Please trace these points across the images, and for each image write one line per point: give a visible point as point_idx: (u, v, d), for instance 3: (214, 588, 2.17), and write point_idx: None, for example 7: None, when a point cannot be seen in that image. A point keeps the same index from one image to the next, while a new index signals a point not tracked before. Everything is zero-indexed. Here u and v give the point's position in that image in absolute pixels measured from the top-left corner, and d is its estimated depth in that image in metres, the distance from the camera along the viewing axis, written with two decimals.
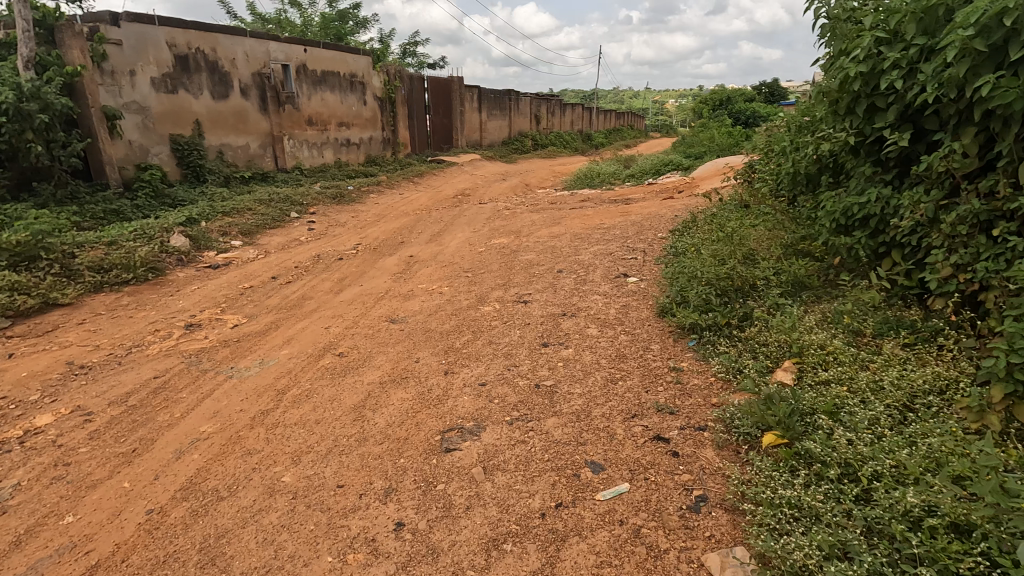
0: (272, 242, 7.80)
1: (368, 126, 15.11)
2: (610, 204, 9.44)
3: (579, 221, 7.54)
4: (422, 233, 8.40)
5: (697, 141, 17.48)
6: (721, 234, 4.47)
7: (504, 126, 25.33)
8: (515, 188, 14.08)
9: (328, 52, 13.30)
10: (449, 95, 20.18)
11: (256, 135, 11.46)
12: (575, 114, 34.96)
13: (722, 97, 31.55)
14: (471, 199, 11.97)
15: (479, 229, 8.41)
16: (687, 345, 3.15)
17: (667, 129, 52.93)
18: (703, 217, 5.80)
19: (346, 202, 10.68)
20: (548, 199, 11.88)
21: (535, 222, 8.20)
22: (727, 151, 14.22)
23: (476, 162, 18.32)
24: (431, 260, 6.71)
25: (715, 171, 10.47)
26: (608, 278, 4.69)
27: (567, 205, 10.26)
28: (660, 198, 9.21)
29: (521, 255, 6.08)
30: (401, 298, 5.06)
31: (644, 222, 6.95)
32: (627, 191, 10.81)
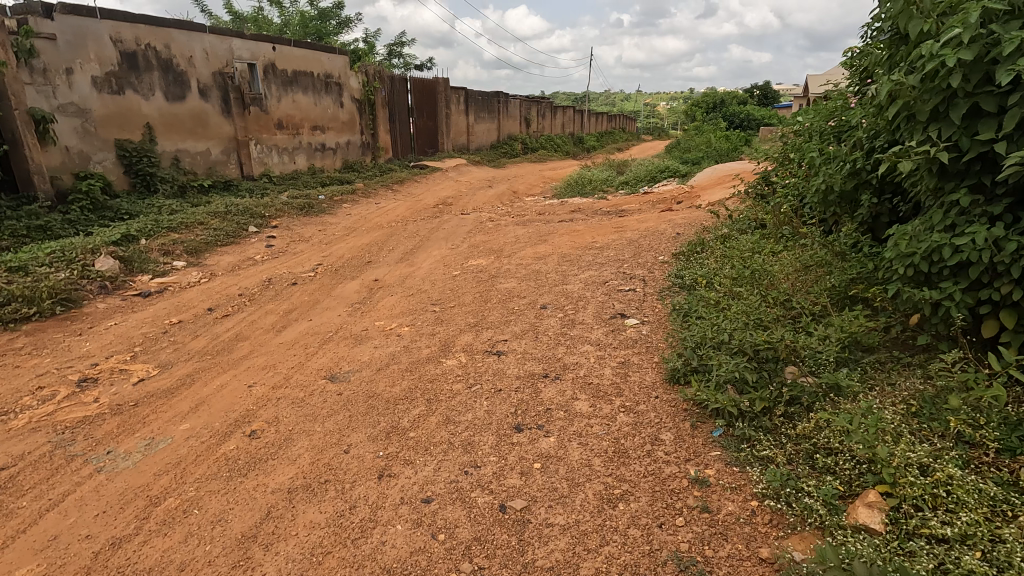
0: (221, 262, 6.89)
1: (345, 129, 14.22)
2: (603, 217, 8.60)
3: (568, 239, 6.68)
4: (393, 250, 7.52)
5: (693, 145, 16.73)
6: (740, 267, 3.64)
7: (492, 129, 24.51)
8: (501, 197, 13.21)
9: (299, 50, 12.39)
10: (434, 97, 19.32)
11: (218, 140, 10.54)
12: (566, 117, 34.24)
13: (715, 100, 30.91)
14: (453, 209, 11.10)
15: (458, 246, 7.56)
16: (712, 438, 2.30)
17: (659, 131, 52.34)
18: (712, 240, 4.97)
19: (315, 213, 9.78)
20: (536, 209, 11.03)
21: (519, 238, 7.33)
22: (725, 157, 13.44)
23: (462, 167, 17.44)
24: (398, 286, 5.83)
25: (716, 180, 9.66)
26: (601, 319, 3.83)
27: (556, 217, 9.43)
28: (658, 210, 8.37)
29: (500, 283, 5.21)
30: (351, 341, 4.17)
31: (642, 241, 6.10)
32: (621, 201, 9.97)
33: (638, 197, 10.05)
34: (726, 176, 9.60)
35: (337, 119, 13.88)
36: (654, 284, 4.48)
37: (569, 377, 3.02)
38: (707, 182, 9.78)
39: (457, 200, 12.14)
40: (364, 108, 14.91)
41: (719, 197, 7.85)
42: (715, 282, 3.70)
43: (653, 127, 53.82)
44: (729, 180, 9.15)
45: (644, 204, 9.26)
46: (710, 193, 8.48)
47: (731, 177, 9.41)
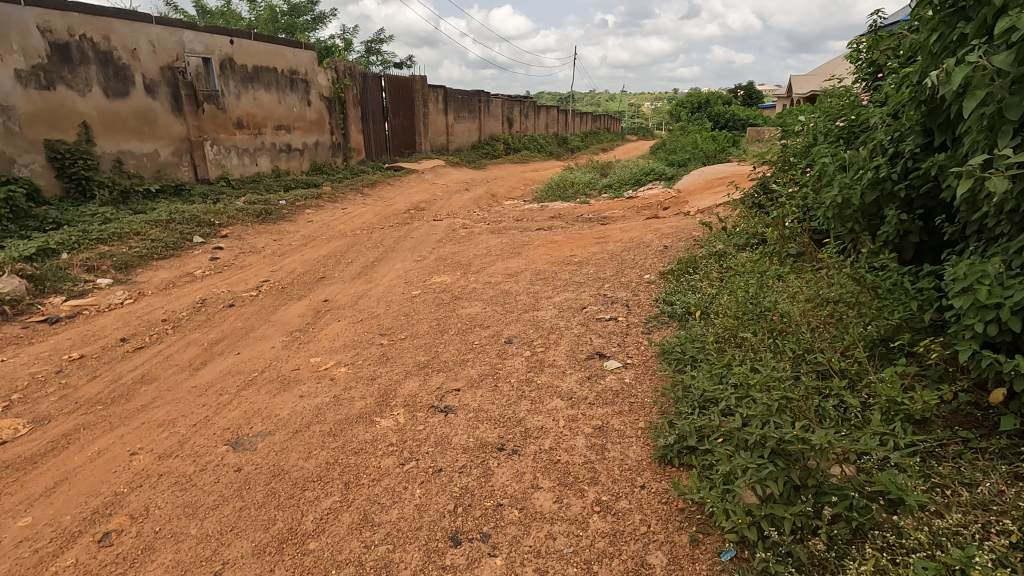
0: (154, 279, 6.11)
1: (314, 129, 13.42)
2: (584, 224, 7.95)
3: (544, 252, 5.99)
4: (352, 264, 6.78)
5: (679, 146, 16.18)
6: (744, 300, 3.02)
7: (473, 129, 23.80)
8: (478, 200, 12.50)
9: (261, 44, 11.59)
10: (411, 96, 18.57)
11: (168, 141, 9.71)
12: (549, 117, 33.63)
13: (700, 100, 30.50)
14: (425, 215, 10.38)
15: (423, 259, 6.85)
16: (720, 564, 1.70)
17: (644, 132, 51.99)
18: (706, 258, 4.34)
19: (273, 220, 9.00)
20: (514, 214, 10.34)
21: (491, 250, 6.63)
22: (712, 158, 12.87)
23: (440, 169, 16.69)
24: (349, 308, 5.12)
25: (705, 183, 9.05)
26: (575, 361, 3.17)
27: (535, 224, 8.77)
28: (643, 218, 7.73)
29: (463, 307, 4.51)
30: (276, 386, 3.45)
31: (625, 255, 5.45)
32: (605, 207, 9.31)
33: (623, 202, 9.40)
34: (716, 180, 9.00)
35: (304, 118, 13.09)
36: (640, 312, 3.82)
37: (530, 452, 2.34)
38: (695, 186, 9.17)
39: (431, 204, 11.41)
40: (335, 106, 14.11)
41: (709, 203, 7.24)
42: (714, 319, 3.06)
43: (638, 127, 53.46)
44: (719, 184, 8.53)
45: (629, 209, 8.62)
46: (699, 198, 7.85)
47: (721, 180, 8.81)
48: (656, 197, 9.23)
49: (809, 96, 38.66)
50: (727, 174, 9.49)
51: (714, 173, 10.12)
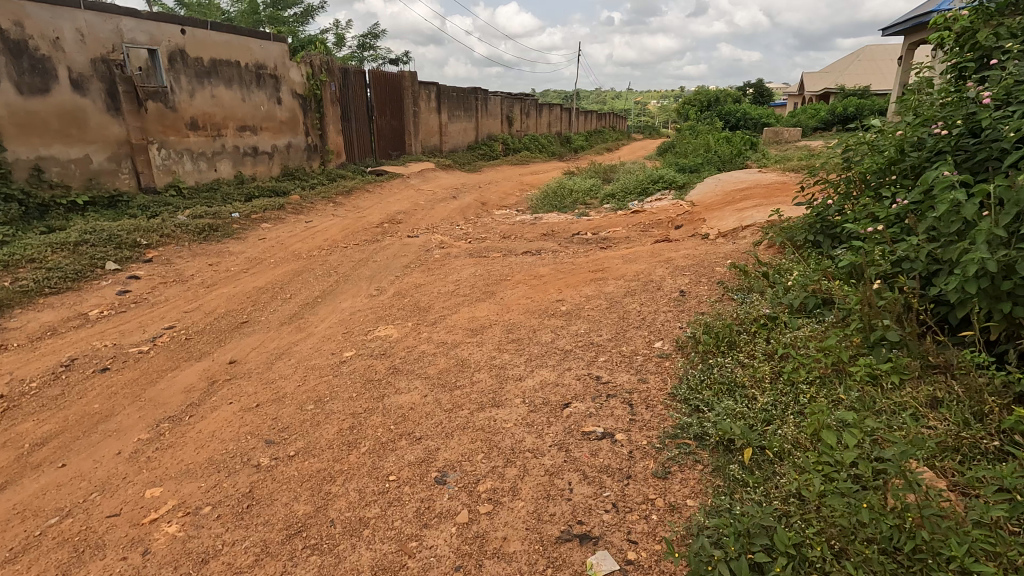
0: (30, 323, 4.84)
1: (284, 129, 12.15)
2: (579, 246, 6.62)
3: (524, 292, 4.66)
4: (291, 301, 5.47)
5: (689, 148, 14.85)
6: (843, 475, 1.75)
7: (470, 129, 22.52)
8: (465, 210, 11.16)
9: (220, 35, 10.32)
10: (401, 93, 17.28)
11: (103, 144, 8.48)
12: (552, 116, 32.33)
13: (710, 98, 29.09)
14: (401, 229, 9.10)
15: (380, 294, 5.58)
16: None
17: (650, 130, 50.56)
18: (746, 327, 3.00)
19: (217, 237, 7.71)
20: (502, 230, 9.02)
21: (461, 284, 5.31)
22: (728, 163, 11.49)
23: (428, 172, 15.35)
24: (256, 376, 3.82)
25: (725, 196, 7.68)
26: (539, 545, 1.88)
27: (524, 243, 7.48)
28: (651, 241, 6.37)
29: (397, 391, 3.18)
30: (56, 561, 2.13)
31: (628, 301, 4.14)
32: (606, 222, 7.96)
33: (627, 216, 8.04)
34: (738, 193, 7.62)
35: (273, 119, 11.82)
36: (650, 425, 2.48)
37: None
38: (712, 200, 7.80)
39: (410, 216, 10.10)
40: (310, 104, 12.82)
41: (733, 226, 5.89)
42: (804, 516, 1.71)
43: (644, 125, 52.05)
44: (744, 198, 7.15)
45: (636, 227, 7.27)
46: (720, 217, 6.49)
47: (745, 194, 7.44)
48: (666, 211, 7.87)
49: (822, 94, 37.28)
50: (750, 185, 8.11)
51: (733, 183, 8.74)
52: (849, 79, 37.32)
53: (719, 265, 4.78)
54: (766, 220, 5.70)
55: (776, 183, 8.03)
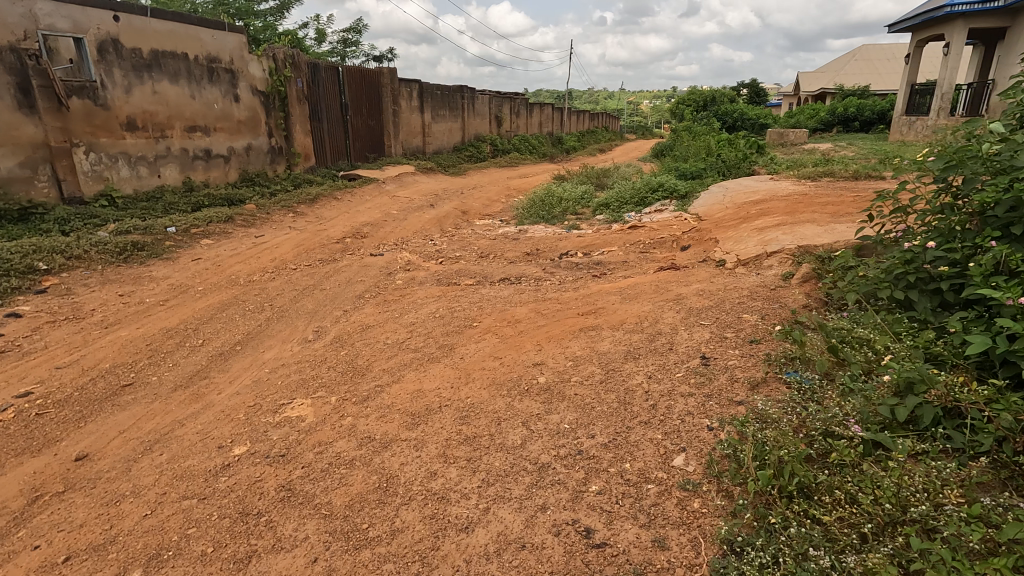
0: None
1: (243, 131, 10.98)
2: (568, 272, 5.52)
3: (491, 349, 3.54)
4: (201, 349, 4.32)
5: (689, 150, 13.77)
6: None
7: (455, 129, 21.37)
8: (443, 221, 10.03)
9: (162, 23, 9.14)
10: (379, 90, 16.09)
11: (14, 148, 7.30)
12: (544, 115, 31.26)
13: (706, 97, 28.08)
14: (365, 246, 7.96)
15: (316, 340, 4.45)
16: None
17: (644, 130, 49.53)
18: (821, 452, 1.95)
19: (141, 258, 6.54)
20: (480, 246, 7.89)
21: (416, 327, 4.19)
22: (733, 170, 10.41)
23: (407, 176, 14.18)
24: (102, 485, 2.69)
25: (737, 210, 6.59)
26: None
27: (503, 265, 6.38)
28: (655, 268, 5.27)
29: (276, 545, 2.05)
30: None
31: (629, 370, 3.03)
32: (599, 240, 6.85)
33: (624, 232, 6.95)
34: (752, 207, 6.53)
35: (230, 118, 10.66)
36: None
37: None
38: (721, 214, 6.72)
39: (377, 228, 8.96)
40: (273, 102, 11.64)
41: (755, 252, 4.81)
42: None
43: (636, 125, 51.09)
44: (759, 214, 6.07)
45: (633, 248, 6.17)
46: (736, 238, 5.40)
47: (761, 208, 6.35)
48: (669, 227, 6.78)
49: (820, 94, 36.36)
50: (764, 196, 7.03)
51: (744, 193, 7.66)
52: (846, 79, 36.44)
53: (746, 312, 3.68)
54: (797, 247, 4.61)
55: (796, 194, 6.94)
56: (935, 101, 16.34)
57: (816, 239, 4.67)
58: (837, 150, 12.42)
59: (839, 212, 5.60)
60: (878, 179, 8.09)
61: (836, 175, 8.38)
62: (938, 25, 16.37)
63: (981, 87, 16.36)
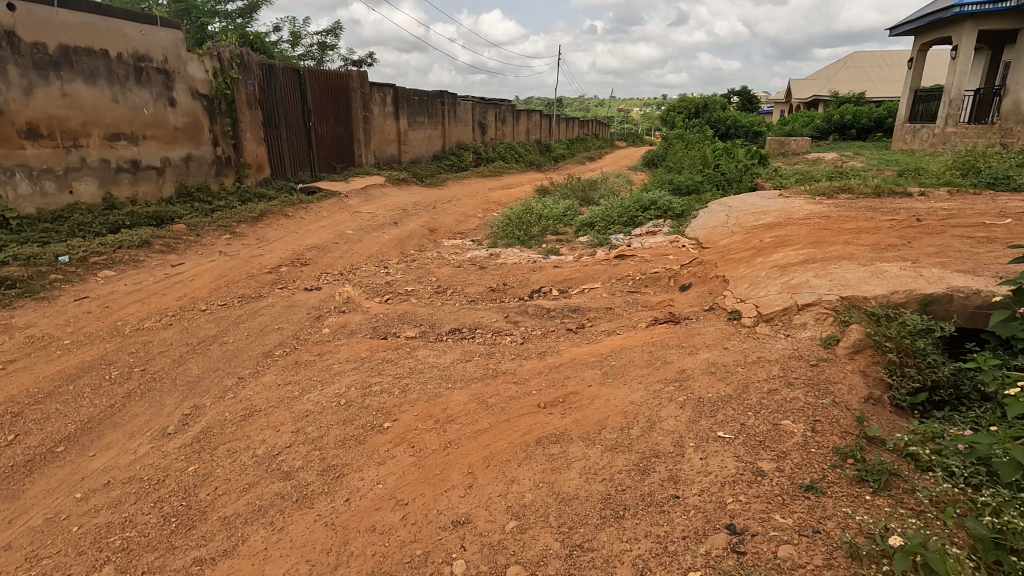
0: None
1: (180, 139, 9.69)
2: (536, 323, 4.31)
3: (397, 483, 2.28)
4: (1, 453, 3.03)
5: (683, 160, 12.65)
6: None
7: (435, 137, 20.22)
8: (405, 242, 8.80)
9: (74, 15, 7.87)
10: (347, 95, 14.88)
11: None
12: (532, 122, 30.22)
13: (698, 103, 27.11)
14: (304, 276, 6.71)
15: (176, 434, 3.19)
16: None
17: (635, 137, 48.67)
18: None
19: (7, 300, 5.23)
20: (440, 275, 6.66)
21: (309, 422, 2.92)
22: (733, 184, 9.27)
23: (375, 188, 12.93)
24: None
25: (746, 237, 5.41)
26: None
27: (460, 306, 5.16)
28: (647, 319, 4.05)
29: None
30: None
31: (606, 549, 1.81)
32: (579, 271, 5.65)
33: (611, 262, 5.75)
34: (764, 234, 5.35)
35: (165, 125, 9.38)
36: None
37: None
38: (726, 242, 5.54)
39: (326, 252, 7.73)
40: (217, 106, 10.36)
41: (781, 302, 3.60)
42: None
43: (626, 132, 50.24)
44: (776, 244, 4.89)
45: (620, 287, 4.97)
46: (752, 279, 4.20)
47: (776, 235, 5.17)
48: (664, 257, 5.58)
49: (813, 101, 35.63)
50: (776, 219, 5.87)
51: (750, 212, 6.49)
52: (840, 86, 35.70)
53: (783, 417, 2.46)
54: (840, 298, 3.42)
55: (815, 216, 5.78)
56: (941, 108, 15.36)
57: (864, 287, 3.48)
58: (844, 160, 11.35)
59: (879, 244, 4.42)
60: (904, 196, 6.96)
61: (855, 191, 7.23)
62: (945, 27, 15.42)
63: (989, 93, 15.37)
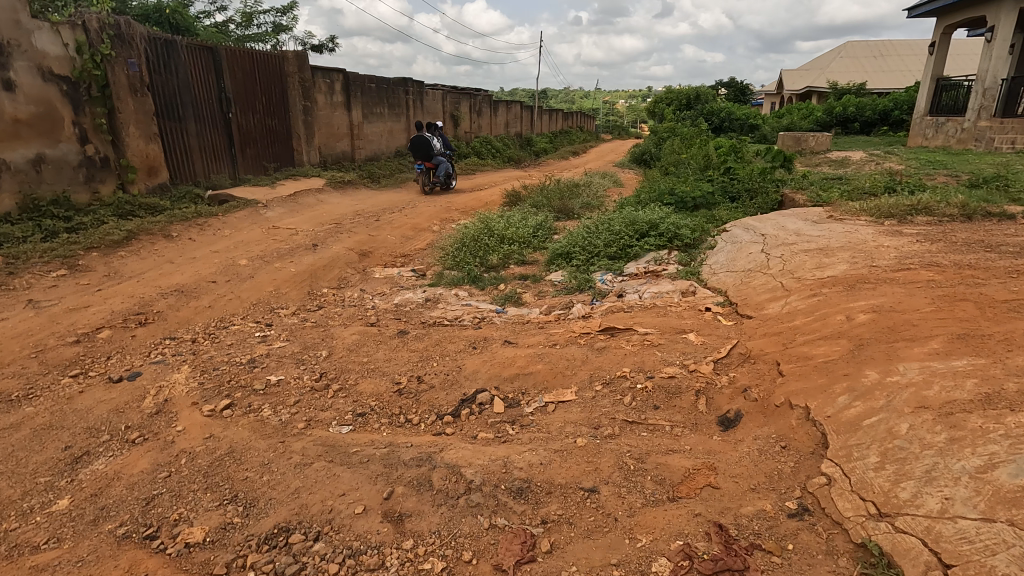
0: None
1: (23, 137, 7.30)
2: (439, 523, 2.14)
3: None
4: None
5: (684, 160, 10.52)
6: None
7: (398, 131, 17.85)
8: (320, 276, 6.56)
9: None
10: (283, 81, 12.45)
11: None
12: (512, 113, 27.94)
13: (690, 95, 25.10)
14: (134, 346, 4.45)
15: None
16: None
17: (621, 130, 46.54)
18: None
19: None
20: (341, 343, 4.45)
21: None
22: (753, 196, 7.18)
23: (309, 194, 10.60)
24: None
25: (817, 309, 3.27)
26: None
27: (331, 436, 2.97)
28: (670, 543, 1.89)
29: None
30: None
31: None
32: (542, 357, 3.46)
33: (594, 341, 3.56)
34: (847, 304, 3.21)
35: None
36: None
37: None
38: (780, 315, 3.41)
39: (192, 298, 5.46)
40: (84, 93, 7.97)
41: None
42: None
43: (612, 125, 48.22)
44: (887, 333, 2.75)
45: (611, 413, 2.79)
46: (880, 440, 2.04)
47: (873, 310, 3.04)
48: (680, 335, 3.42)
49: (808, 93, 33.83)
50: (853, 268, 3.75)
51: (803, 250, 4.35)
52: (837, 76, 33.85)
53: None
54: None
55: (915, 265, 3.66)
56: (971, 102, 13.40)
57: None
58: (880, 163, 9.32)
59: None
60: (1008, 222, 4.93)
61: (936, 212, 5.17)
62: (981, 7, 13.47)
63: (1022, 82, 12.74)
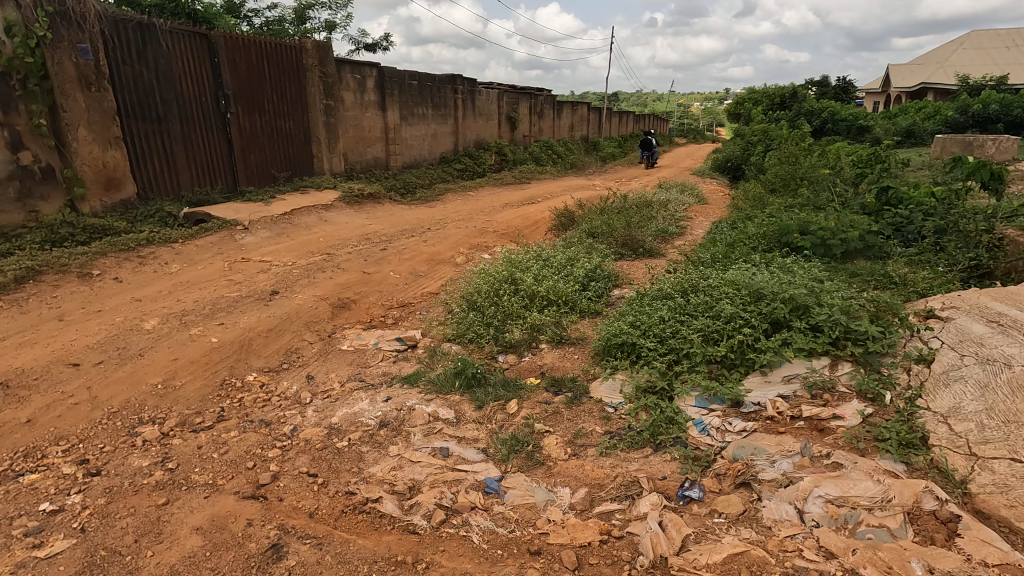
0: None
1: None
2: None
3: None
4: None
5: (801, 173, 7.68)
6: None
7: (444, 133, 15.82)
8: (255, 349, 4.38)
9: None
10: (300, 75, 10.59)
11: None
12: (579, 115, 25.48)
13: (785, 93, 21.62)
14: None
15: None
16: None
17: (698, 133, 42.76)
18: None
19: None
20: (151, 567, 2.17)
21: None
22: (946, 240, 4.39)
23: (311, 212, 8.62)
24: None
25: None
26: None
27: None
28: None
29: None
30: None
31: None
32: None
33: None
34: None
35: None
36: None
37: None
38: None
39: (14, 400, 3.38)
40: (16, 85, 6.23)
41: None
42: None
43: (688, 128, 44.56)
44: None
45: None
46: None
47: None
48: None
49: (924, 89, 29.06)
50: None
51: None
52: (962, 70, 28.82)
53: None
54: None
55: None
56: None
57: None
58: None
59: None
60: None
61: None
62: None
63: None
